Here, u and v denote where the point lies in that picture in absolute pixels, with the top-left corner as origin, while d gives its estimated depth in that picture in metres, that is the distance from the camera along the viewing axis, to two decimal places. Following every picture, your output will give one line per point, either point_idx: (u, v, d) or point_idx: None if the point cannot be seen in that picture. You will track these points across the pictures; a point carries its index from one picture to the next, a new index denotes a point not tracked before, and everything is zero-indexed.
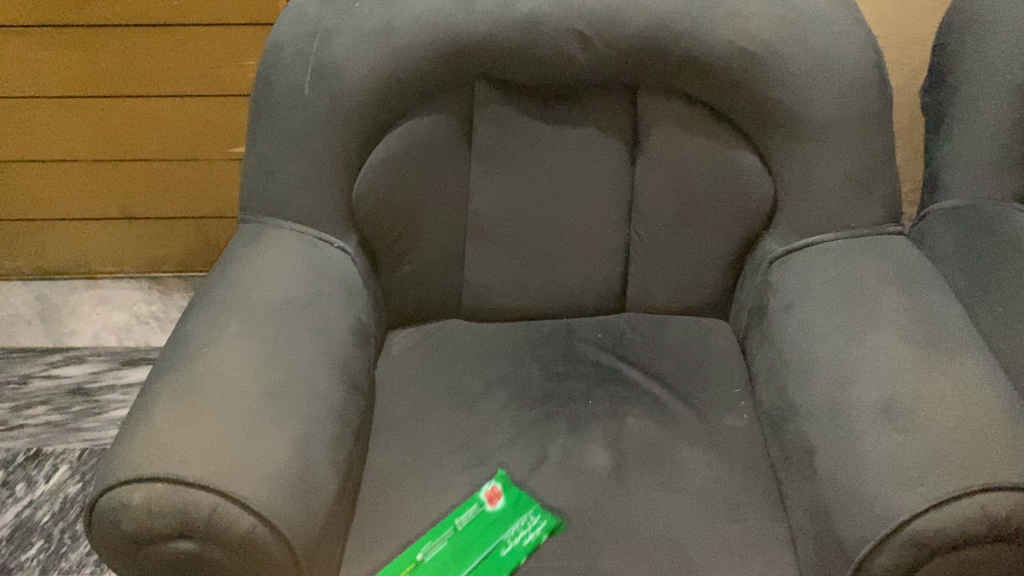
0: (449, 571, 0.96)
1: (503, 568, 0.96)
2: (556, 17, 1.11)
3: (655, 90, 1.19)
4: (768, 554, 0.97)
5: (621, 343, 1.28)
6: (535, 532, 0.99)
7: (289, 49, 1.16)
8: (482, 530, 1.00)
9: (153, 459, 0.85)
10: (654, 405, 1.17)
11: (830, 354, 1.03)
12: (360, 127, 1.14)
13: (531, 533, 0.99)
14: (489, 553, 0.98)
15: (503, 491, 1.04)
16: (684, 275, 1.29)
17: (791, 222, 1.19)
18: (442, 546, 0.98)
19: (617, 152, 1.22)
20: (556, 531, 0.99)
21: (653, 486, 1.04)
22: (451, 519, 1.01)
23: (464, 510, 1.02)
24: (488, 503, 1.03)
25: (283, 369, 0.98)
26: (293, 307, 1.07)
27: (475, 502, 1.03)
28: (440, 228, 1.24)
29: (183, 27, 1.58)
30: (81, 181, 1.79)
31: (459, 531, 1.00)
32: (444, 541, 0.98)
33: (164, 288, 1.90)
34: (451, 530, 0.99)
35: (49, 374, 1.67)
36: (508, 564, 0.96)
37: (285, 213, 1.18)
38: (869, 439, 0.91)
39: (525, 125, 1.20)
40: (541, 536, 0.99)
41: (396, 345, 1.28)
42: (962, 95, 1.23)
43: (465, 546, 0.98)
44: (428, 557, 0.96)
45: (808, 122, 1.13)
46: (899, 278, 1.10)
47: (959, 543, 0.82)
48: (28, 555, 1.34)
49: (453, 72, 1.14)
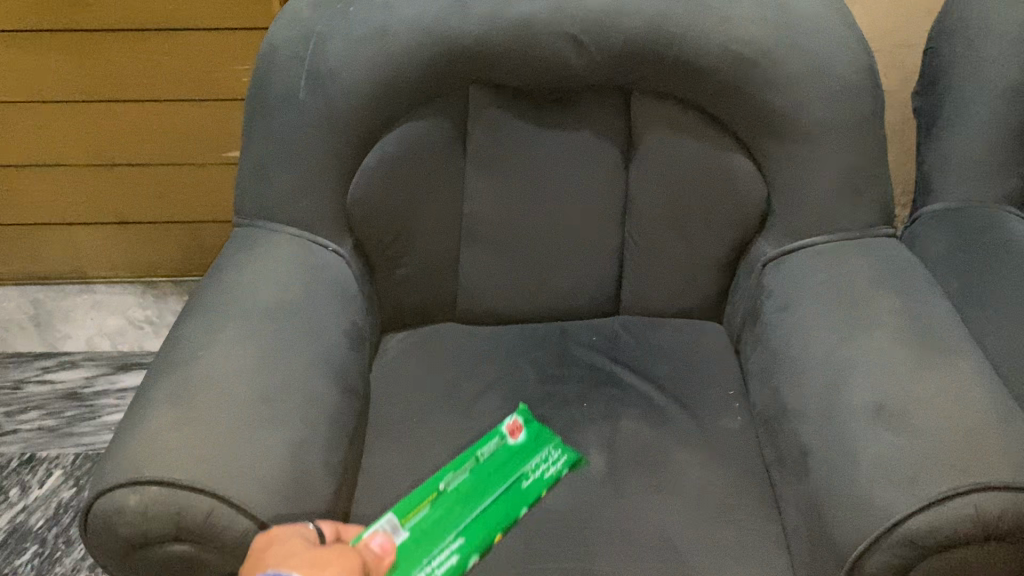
0: (475, 498, 0.93)
1: (525, 501, 0.95)
2: (549, 20, 1.04)
3: (649, 93, 1.12)
4: (763, 557, 0.91)
5: (617, 346, 1.19)
6: (556, 467, 1.00)
7: (283, 53, 1.08)
8: (504, 462, 0.98)
9: (150, 461, 0.79)
10: (652, 411, 1.08)
11: (832, 357, 0.96)
12: (346, 129, 1.06)
13: (552, 468, 1.00)
14: (512, 484, 0.96)
15: (524, 425, 1.03)
16: (674, 280, 1.21)
17: (784, 222, 1.12)
18: (464, 475, 0.95)
19: (610, 152, 1.15)
20: (577, 465, 1.01)
21: (646, 490, 0.97)
22: (474, 451, 0.98)
23: (487, 442, 1.00)
24: (510, 436, 1.01)
25: (280, 373, 0.92)
26: (284, 317, 0.99)
27: (498, 435, 1.01)
28: (434, 228, 1.16)
29: (177, 31, 1.57)
30: (73, 185, 1.77)
31: (481, 463, 0.97)
32: (466, 472, 0.96)
33: (159, 293, 1.90)
34: (473, 461, 0.97)
35: (43, 379, 1.66)
36: (530, 497, 0.96)
37: (271, 213, 1.11)
38: (859, 440, 0.86)
39: (514, 127, 1.13)
40: (562, 470, 1.00)
41: (392, 350, 1.19)
42: (968, 84, 1.14)
43: (488, 475, 0.96)
44: (450, 487, 0.93)
45: (819, 112, 1.06)
46: (891, 280, 1.03)
47: (953, 543, 0.76)
48: (22, 560, 1.32)
49: (440, 76, 1.07)
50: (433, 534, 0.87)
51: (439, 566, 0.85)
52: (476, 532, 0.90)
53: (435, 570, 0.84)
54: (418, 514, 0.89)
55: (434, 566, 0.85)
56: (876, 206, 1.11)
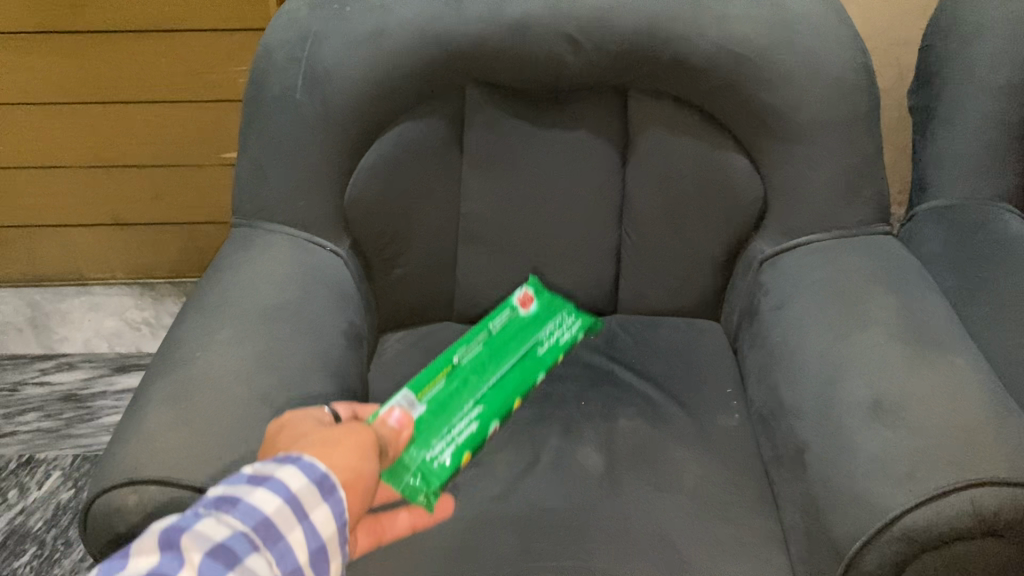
0: (487, 368, 1.07)
1: (539, 367, 1.11)
2: (545, 19, 1.05)
3: (645, 91, 1.12)
4: (761, 554, 0.91)
5: (615, 345, 1.20)
6: (569, 333, 1.17)
7: (278, 53, 1.08)
8: (516, 332, 1.12)
9: (149, 461, 0.79)
10: (649, 409, 1.09)
11: (828, 355, 0.96)
12: (342, 129, 1.06)
13: (565, 335, 1.16)
14: (526, 352, 1.11)
15: (534, 295, 1.17)
16: (671, 279, 1.21)
17: (781, 221, 1.12)
18: (477, 348, 1.09)
19: (606, 151, 1.15)
20: (592, 329, 1.20)
21: (645, 487, 0.98)
22: (486, 324, 1.12)
23: (498, 315, 1.14)
24: (521, 307, 1.15)
25: (279, 373, 0.92)
26: (282, 318, 0.99)
27: (509, 307, 1.15)
28: (432, 228, 1.16)
29: (173, 33, 1.57)
30: (70, 188, 1.77)
31: (493, 334, 1.11)
32: (478, 345, 1.09)
33: (157, 295, 1.89)
34: (485, 335, 1.11)
35: (40, 382, 1.66)
36: (545, 362, 1.12)
37: (268, 214, 1.11)
38: (856, 437, 0.86)
39: (510, 126, 1.13)
40: (576, 335, 1.17)
41: (390, 349, 1.19)
42: (963, 82, 1.15)
43: (499, 347, 1.10)
44: (465, 360, 1.07)
45: (815, 110, 1.06)
46: (888, 277, 1.04)
47: (949, 538, 0.76)
48: (21, 562, 1.32)
49: (435, 75, 1.07)
50: (450, 406, 1.02)
51: (458, 435, 0.99)
52: (492, 400, 1.04)
53: (456, 437, 0.99)
54: (436, 388, 1.03)
55: (455, 433, 0.99)
56: (872, 204, 1.11)
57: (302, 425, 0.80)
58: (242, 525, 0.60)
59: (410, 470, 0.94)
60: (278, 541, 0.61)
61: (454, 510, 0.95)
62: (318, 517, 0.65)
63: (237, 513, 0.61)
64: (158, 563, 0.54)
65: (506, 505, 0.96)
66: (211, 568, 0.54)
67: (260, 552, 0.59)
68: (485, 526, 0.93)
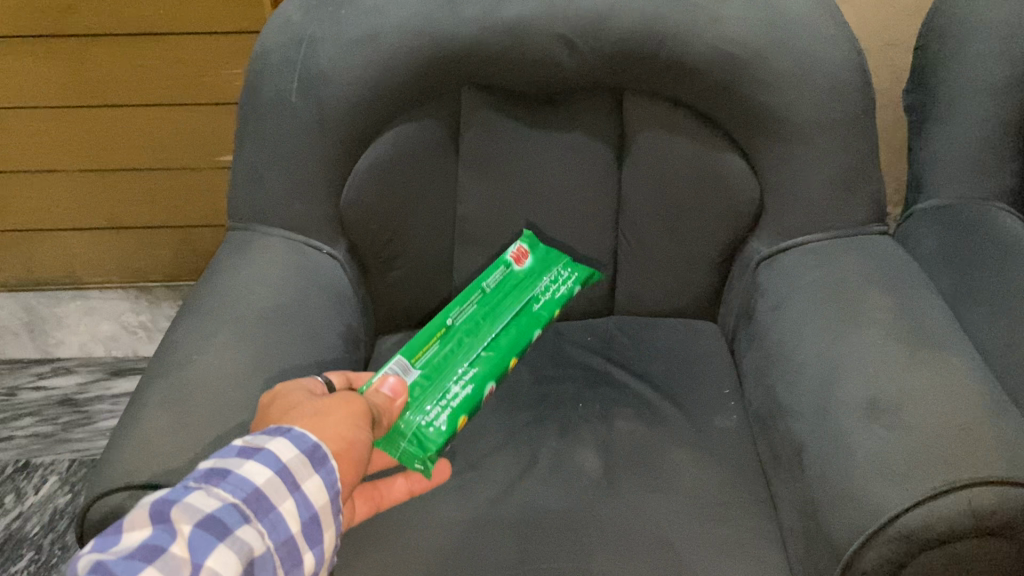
0: (481, 328, 1.05)
1: (535, 323, 1.09)
2: (541, 21, 1.05)
3: (641, 93, 1.12)
4: (759, 554, 0.91)
5: (612, 346, 1.20)
6: (567, 286, 1.14)
7: (274, 56, 1.08)
8: (510, 289, 1.10)
9: (146, 466, 0.79)
10: (647, 411, 1.09)
11: (825, 355, 0.96)
12: (338, 131, 1.06)
13: (563, 287, 1.14)
14: (522, 308, 1.09)
15: (529, 250, 1.14)
16: (668, 280, 1.21)
17: (777, 221, 1.13)
18: (471, 308, 1.07)
19: (602, 153, 1.15)
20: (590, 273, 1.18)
21: (643, 489, 0.97)
22: (479, 283, 1.10)
23: (491, 272, 1.11)
24: (516, 263, 1.13)
25: (276, 376, 0.92)
26: (278, 321, 0.99)
27: (503, 264, 1.12)
28: (428, 230, 1.16)
29: (167, 36, 1.56)
30: (65, 191, 1.77)
31: (487, 293, 1.09)
32: (473, 304, 1.07)
33: (153, 299, 1.89)
34: (479, 294, 1.08)
35: (37, 386, 1.65)
36: (541, 318, 1.10)
37: (265, 217, 1.11)
38: (853, 437, 0.86)
39: (506, 129, 1.13)
40: (574, 287, 1.15)
41: (386, 352, 1.19)
42: (958, 82, 1.15)
43: (493, 305, 1.08)
44: (459, 321, 1.05)
45: (811, 111, 1.06)
46: (884, 277, 1.04)
47: (947, 538, 0.76)
48: (18, 566, 1.32)
49: (432, 78, 1.07)
50: (444, 369, 1.00)
51: (452, 400, 0.98)
52: (488, 360, 1.03)
53: (450, 402, 0.97)
54: (430, 351, 1.01)
55: (449, 399, 0.98)
56: (869, 204, 1.11)
57: (293, 395, 0.79)
58: (231, 497, 0.61)
59: (405, 437, 0.93)
60: (269, 512, 0.62)
61: (451, 513, 0.95)
62: (310, 487, 0.66)
63: (227, 485, 0.62)
64: (148, 537, 0.56)
65: (504, 508, 0.95)
66: (199, 543, 0.56)
67: (250, 524, 0.60)
68: (483, 529, 0.93)
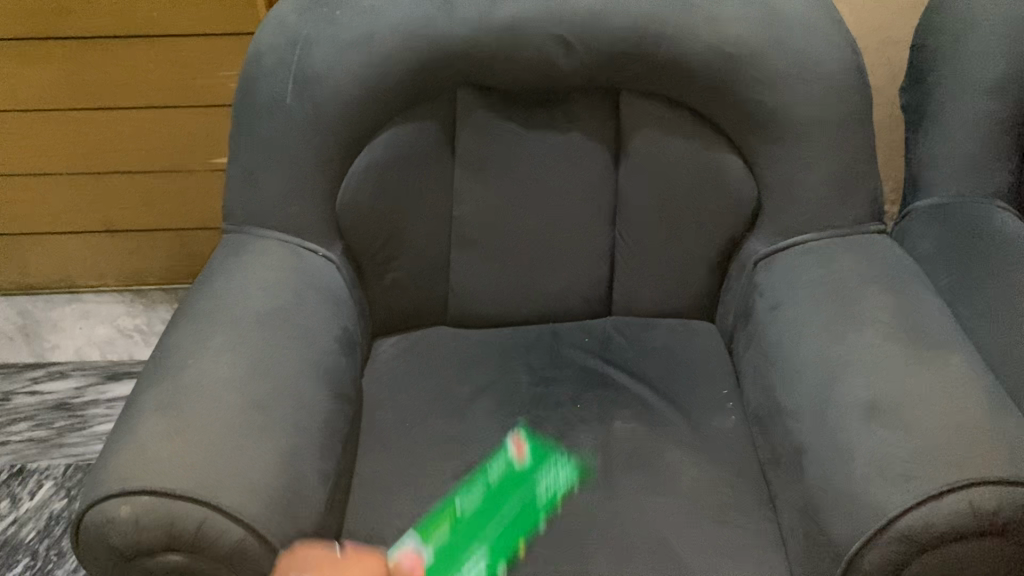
0: (485, 519, 0.92)
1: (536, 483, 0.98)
2: (536, 22, 1.05)
3: (637, 93, 1.12)
4: (759, 555, 0.91)
5: (609, 347, 1.19)
6: (565, 479, 0.99)
7: (269, 57, 1.07)
8: (515, 480, 0.98)
9: (141, 471, 0.78)
10: (645, 412, 1.08)
11: (824, 355, 0.96)
12: (333, 133, 1.06)
13: (562, 477, 1.00)
14: (526, 502, 0.96)
15: (527, 443, 1.03)
16: (665, 281, 1.21)
17: (775, 220, 1.12)
18: (475, 498, 0.95)
19: (599, 153, 1.14)
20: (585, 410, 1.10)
21: (642, 490, 0.97)
22: (481, 477, 0.98)
23: (492, 467, 1.00)
24: (516, 455, 1.02)
25: (272, 379, 0.91)
26: (274, 324, 0.98)
27: (504, 458, 1.01)
28: (424, 231, 1.15)
29: (162, 38, 1.56)
30: (59, 195, 1.76)
31: (491, 486, 0.97)
32: (477, 493, 0.96)
33: (148, 302, 1.88)
34: (482, 485, 0.97)
35: (32, 391, 1.65)
36: (545, 510, 0.95)
37: (260, 220, 1.10)
38: (853, 437, 0.86)
39: (502, 130, 1.13)
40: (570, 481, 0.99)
41: (383, 354, 1.18)
42: (955, 81, 1.15)
43: (495, 495, 0.95)
44: (467, 510, 0.93)
45: (807, 110, 1.06)
46: (883, 276, 1.03)
47: (948, 538, 0.76)
48: (13, 573, 1.31)
49: (428, 79, 1.07)
50: (458, 549, 0.87)
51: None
52: (494, 537, 0.91)
53: None
54: (433, 543, 0.88)
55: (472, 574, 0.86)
56: (867, 203, 1.11)
57: (310, 556, 0.75)
58: None
59: None
60: None
61: None
62: None
63: None
64: None
65: (503, 511, 0.95)
66: None
67: None
68: (482, 533, 0.92)
